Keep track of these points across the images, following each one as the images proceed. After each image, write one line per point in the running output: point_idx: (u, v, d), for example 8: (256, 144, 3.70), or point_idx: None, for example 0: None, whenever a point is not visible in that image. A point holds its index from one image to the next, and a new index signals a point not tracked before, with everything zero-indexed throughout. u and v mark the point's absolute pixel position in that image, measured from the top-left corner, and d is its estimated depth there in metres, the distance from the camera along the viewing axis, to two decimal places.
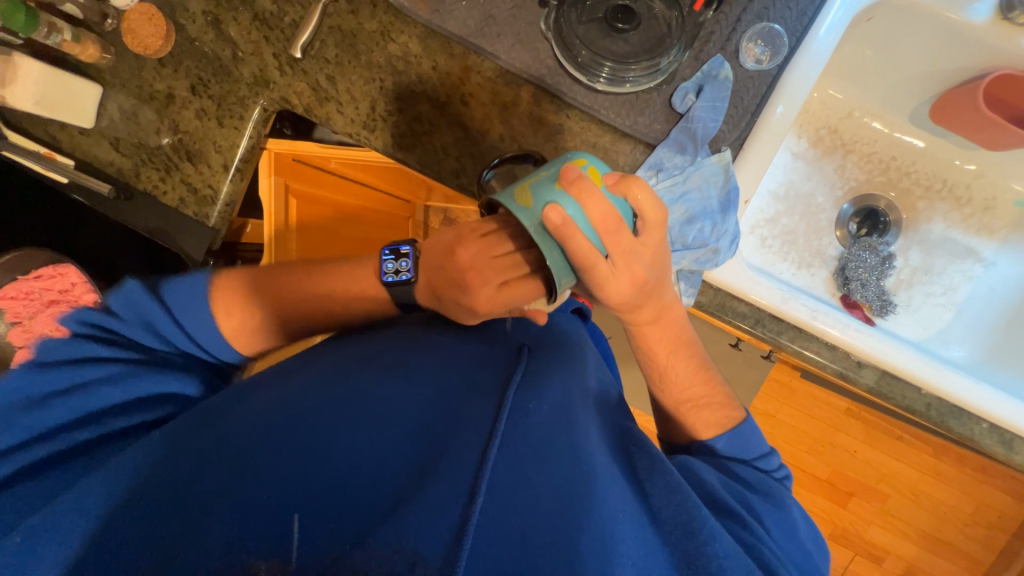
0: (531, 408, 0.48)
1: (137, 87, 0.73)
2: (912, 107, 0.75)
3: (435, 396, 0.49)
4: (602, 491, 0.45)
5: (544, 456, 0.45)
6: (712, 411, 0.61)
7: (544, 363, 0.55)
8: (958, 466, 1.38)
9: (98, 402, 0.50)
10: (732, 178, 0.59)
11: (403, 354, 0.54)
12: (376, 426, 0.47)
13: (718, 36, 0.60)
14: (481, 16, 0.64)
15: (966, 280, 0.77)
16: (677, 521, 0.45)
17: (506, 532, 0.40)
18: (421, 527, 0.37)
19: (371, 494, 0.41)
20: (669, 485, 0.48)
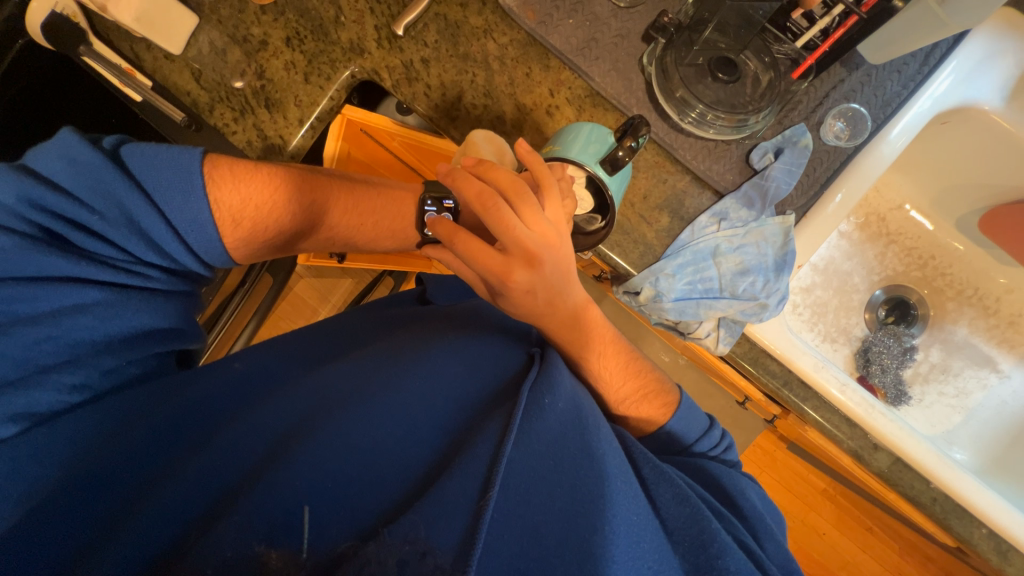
0: (546, 403, 0.46)
1: (233, 27, 0.74)
2: (961, 213, 0.79)
3: (464, 390, 0.49)
4: (615, 492, 0.43)
5: (559, 456, 0.44)
6: (649, 403, 0.59)
7: (552, 358, 0.53)
8: (919, 568, 1.39)
9: (76, 333, 0.42)
10: (790, 241, 0.62)
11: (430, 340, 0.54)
12: (406, 401, 0.46)
13: (804, 106, 0.63)
14: (585, 37, 0.66)
15: (980, 387, 0.79)
16: (686, 534, 0.44)
17: (523, 526, 0.40)
18: (441, 519, 0.37)
19: (395, 475, 0.41)
20: (679, 499, 0.45)
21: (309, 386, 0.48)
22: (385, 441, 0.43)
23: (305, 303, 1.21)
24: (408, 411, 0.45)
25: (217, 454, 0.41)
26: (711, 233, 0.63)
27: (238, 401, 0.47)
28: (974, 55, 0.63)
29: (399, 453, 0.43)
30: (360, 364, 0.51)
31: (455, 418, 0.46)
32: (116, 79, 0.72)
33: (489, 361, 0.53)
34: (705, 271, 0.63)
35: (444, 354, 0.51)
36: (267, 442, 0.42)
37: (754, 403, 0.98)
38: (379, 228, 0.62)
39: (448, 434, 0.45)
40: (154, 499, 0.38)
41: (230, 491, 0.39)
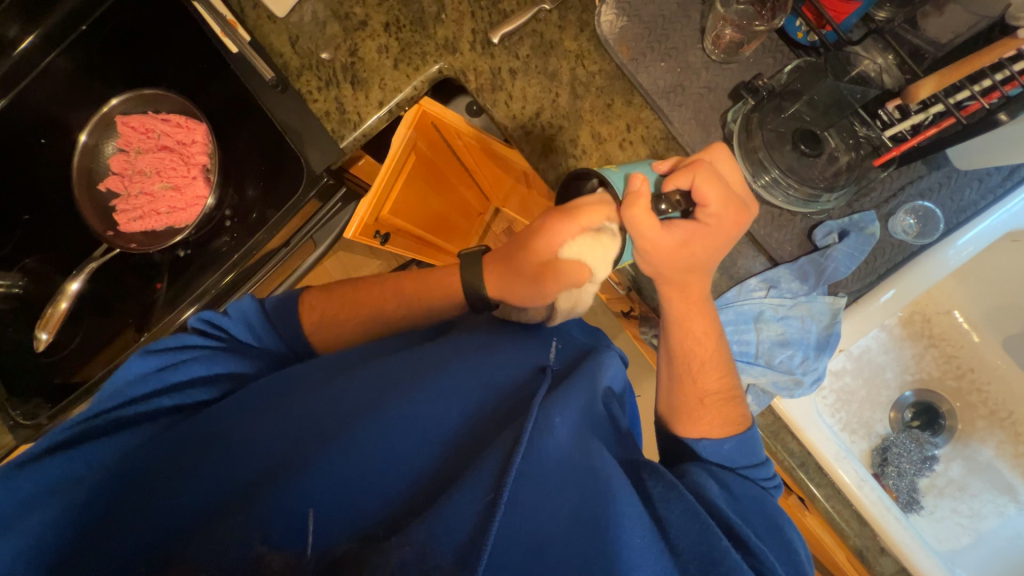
0: (556, 422, 0.46)
1: (337, 3, 0.76)
2: (1010, 333, 0.77)
3: (480, 399, 0.49)
4: (621, 511, 0.41)
5: (564, 480, 0.43)
6: (701, 421, 0.56)
7: (568, 379, 0.52)
8: None
9: (184, 376, 0.51)
10: (836, 324, 0.61)
11: (449, 348, 0.54)
12: (424, 404, 0.46)
13: (877, 194, 0.62)
14: (673, 82, 0.67)
15: (996, 512, 0.75)
16: (697, 554, 0.42)
17: (526, 548, 0.39)
18: (444, 521, 0.37)
19: (401, 477, 0.42)
20: (690, 513, 0.44)
21: (338, 378, 0.50)
22: (398, 443, 0.43)
23: (329, 276, 1.22)
24: (426, 413, 0.46)
25: (248, 431, 0.44)
26: (758, 297, 0.63)
27: (271, 387, 0.49)
28: None
29: (409, 456, 0.43)
30: (385, 365, 0.52)
31: (462, 426, 0.46)
32: (219, 29, 0.75)
33: (500, 374, 0.52)
34: (745, 335, 0.63)
35: (459, 362, 0.52)
36: (293, 428, 0.44)
37: None
38: (423, 291, 0.63)
39: (456, 440, 0.45)
40: (188, 486, 0.40)
41: (256, 478, 0.40)
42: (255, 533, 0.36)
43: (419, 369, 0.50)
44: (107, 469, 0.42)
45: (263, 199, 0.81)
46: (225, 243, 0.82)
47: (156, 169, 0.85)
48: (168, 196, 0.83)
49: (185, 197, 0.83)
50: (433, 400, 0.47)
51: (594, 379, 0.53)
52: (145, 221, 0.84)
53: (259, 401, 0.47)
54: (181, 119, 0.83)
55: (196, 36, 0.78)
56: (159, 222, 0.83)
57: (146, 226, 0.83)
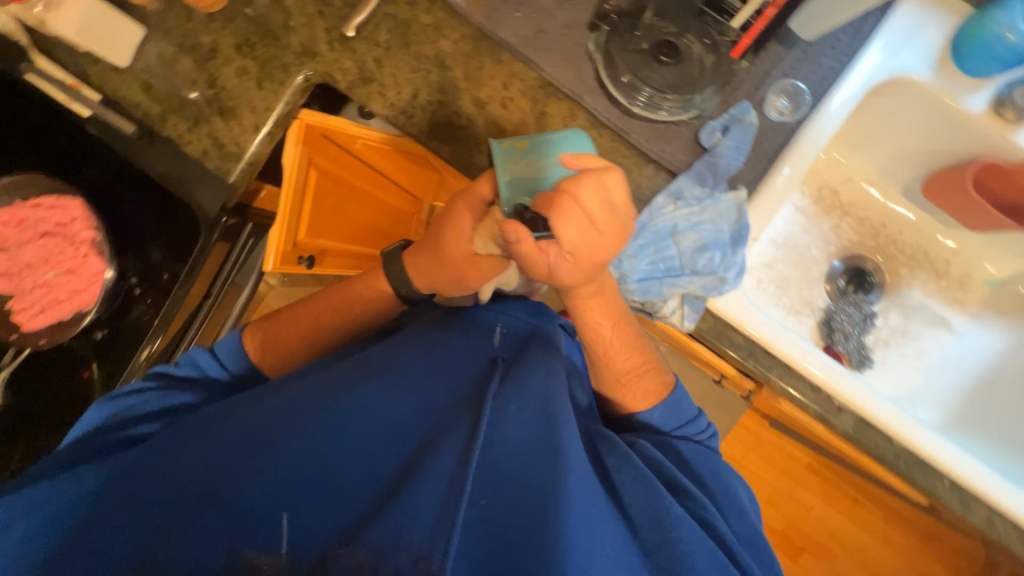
0: (511, 410, 0.47)
1: (181, 37, 0.73)
2: (905, 181, 0.81)
3: (432, 399, 0.49)
4: (575, 484, 0.43)
5: (523, 457, 0.45)
6: (627, 394, 0.62)
7: (521, 365, 0.53)
8: (896, 525, 1.52)
9: (137, 411, 0.56)
10: (743, 216, 0.63)
11: (393, 352, 0.53)
12: (373, 415, 0.46)
13: (747, 84, 0.65)
14: (533, 29, 0.68)
15: (938, 346, 0.82)
16: (650, 518, 0.45)
17: (492, 527, 0.41)
18: (409, 519, 0.38)
19: (357, 487, 0.42)
20: (644, 482, 0.47)
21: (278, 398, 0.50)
22: (353, 457, 0.44)
23: None
24: (376, 418, 0.46)
25: (207, 468, 0.45)
26: (668, 212, 0.65)
27: (222, 421, 0.49)
28: (903, 26, 0.66)
29: (362, 465, 0.44)
30: (331, 379, 0.51)
31: (418, 423, 0.47)
32: (64, 96, 0.70)
33: (451, 367, 0.52)
34: (665, 250, 0.65)
35: (405, 365, 0.52)
36: (250, 459, 0.44)
37: (729, 380, 1.00)
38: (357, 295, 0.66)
39: (415, 441, 0.45)
40: (151, 517, 0.43)
41: (214, 499, 0.43)
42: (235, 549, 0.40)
43: (364, 372, 0.50)
44: (57, 500, 0.46)
45: (170, 257, 0.78)
46: (143, 312, 0.78)
47: (43, 257, 0.80)
48: (65, 281, 0.79)
49: (83, 276, 0.79)
50: (382, 409, 0.47)
51: (551, 364, 0.53)
52: (48, 313, 0.78)
53: (213, 437, 0.47)
54: (54, 200, 0.78)
55: (44, 109, 0.73)
56: (64, 310, 0.79)
57: (50, 317, 0.78)
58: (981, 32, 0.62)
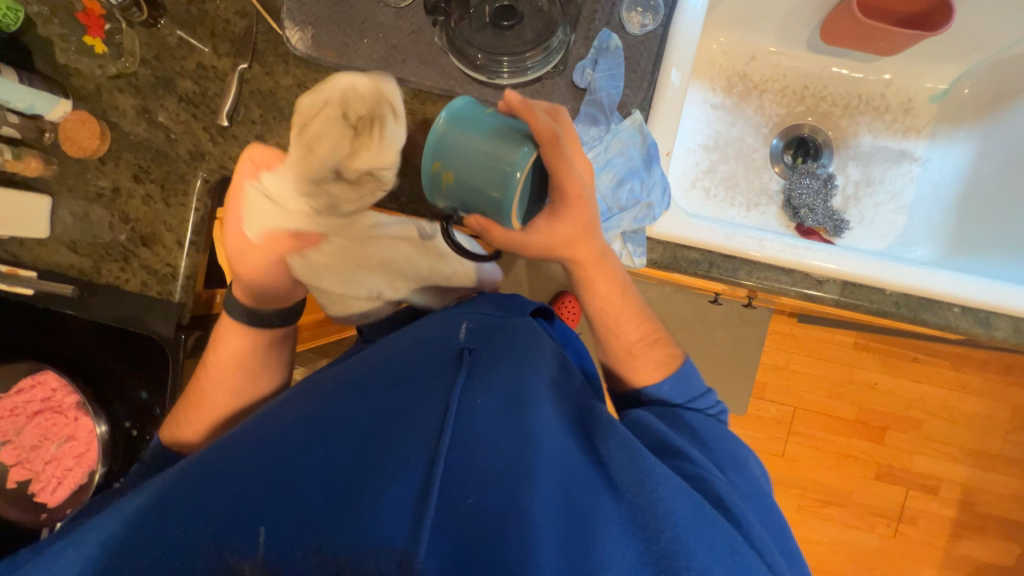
0: (480, 402, 0.46)
1: (85, 189, 0.76)
2: (806, 36, 0.78)
3: (395, 401, 0.48)
4: (545, 466, 0.43)
5: (495, 439, 0.44)
6: (648, 374, 0.61)
7: (489, 359, 0.52)
8: (966, 370, 1.45)
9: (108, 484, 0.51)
10: (647, 137, 0.62)
11: (350, 372, 0.52)
12: (335, 428, 0.45)
13: (601, 13, 0.64)
14: (384, 48, 0.68)
15: (910, 181, 0.79)
16: (629, 478, 0.44)
17: (465, 513, 0.39)
18: (382, 517, 0.37)
19: (323, 499, 0.40)
20: (627, 446, 0.46)
21: (245, 429, 0.48)
22: (309, 472, 0.41)
23: None
24: (344, 426, 0.45)
25: (173, 503, 0.42)
26: None
27: (199, 457, 0.46)
28: None
29: (321, 477, 0.41)
30: (290, 405, 0.50)
31: (381, 425, 0.45)
32: (4, 285, 0.74)
33: (415, 367, 0.52)
34: None
35: (363, 377, 0.51)
36: (216, 486, 0.42)
37: (726, 295, 0.97)
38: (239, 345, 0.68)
39: (377, 441, 0.44)
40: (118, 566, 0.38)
41: (176, 525, 0.40)
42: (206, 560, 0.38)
43: (323, 393, 0.49)
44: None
45: (154, 391, 0.81)
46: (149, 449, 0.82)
47: (44, 435, 0.84)
48: (69, 449, 0.82)
49: (82, 438, 0.82)
50: (343, 420, 0.45)
51: (529, 351, 0.55)
52: (65, 484, 0.82)
53: (181, 474, 0.45)
54: (31, 379, 0.81)
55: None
56: (77, 476, 0.82)
57: (69, 486, 0.82)
58: None
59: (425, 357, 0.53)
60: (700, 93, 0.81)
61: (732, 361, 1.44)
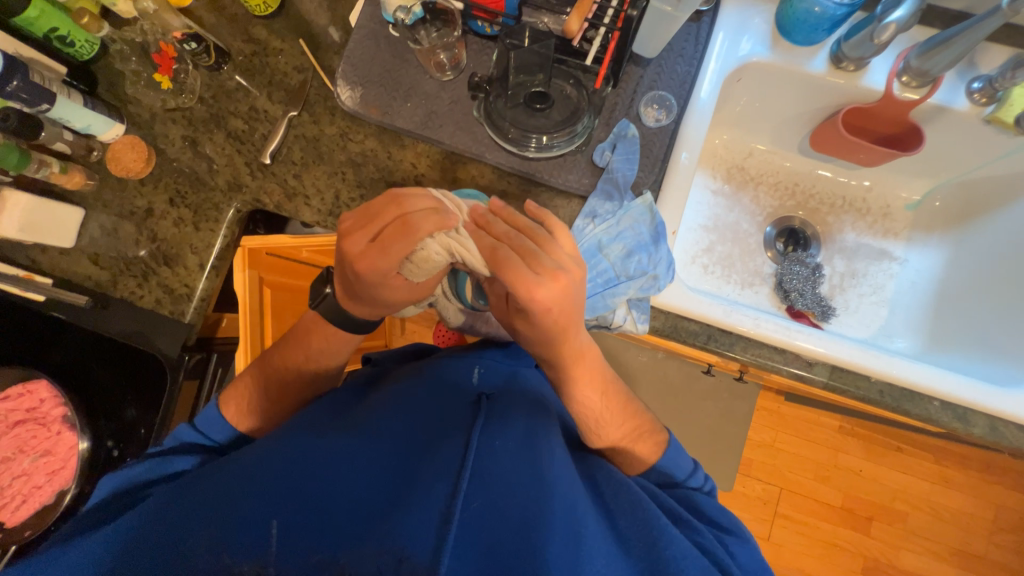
0: (498, 443, 0.49)
1: (119, 206, 0.79)
2: (798, 143, 0.88)
3: (416, 437, 0.50)
4: (560, 508, 0.45)
5: (514, 478, 0.46)
6: (644, 441, 0.61)
7: (506, 405, 0.55)
8: (949, 465, 1.46)
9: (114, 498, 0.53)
10: (656, 216, 0.68)
11: (373, 405, 0.55)
12: (357, 456, 0.47)
13: (621, 105, 0.72)
14: (424, 112, 0.75)
15: (890, 277, 0.86)
16: (640, 535, 0.46)
17: (484, 543, 0.40)
18: (407, 529, 0.39)
19: (349, 518, 0.41)
20: (633, 501, 0.50)
21: (265, 449, 0.50)
22: (335, 496, 0.43)
23: None
24: (369, 451, 0.48)
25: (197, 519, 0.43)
26: (589, 231, 0.70)
27: (223, 469, 0.48)
28: (733, 21, 0.75)
29: (346, 501, 0.43)
30: (311, 432, 0.52)
31: (403, 458, 0.47)
32: (17, 289, 0.74)
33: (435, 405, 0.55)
34: (597, 266, 0.69)
35: (385, 409, 0.53)
36: (240, 500, 0.43)
37: (719, 367, 1.01)
38: (309, 347, 0.66)
39: (398, 472, 0.46)
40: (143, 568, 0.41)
41: (197, 538, 0.41)
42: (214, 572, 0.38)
43: (348, 425, 0.52)
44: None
45: (142, 410, 0.80)
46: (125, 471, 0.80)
47: (19, 447, 0.81)
48: (43, 464, 0.80)
49: (59, 454, 0.80)
50: (365, 450, 0.48)
51: (540, 403, 0.58)
52: (30, 501, 0.78)
53: (207, 484, 0.46)
54: (22, 387, 0.81)
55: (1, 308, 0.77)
56: (44, 495, 0.79)
57: (34, 505, 0.78)
58: (794, 10, 0.70)
59: (441, 401, 0.55)
60: (704, 180, 0.90)
61: (719, 433, 1.44)
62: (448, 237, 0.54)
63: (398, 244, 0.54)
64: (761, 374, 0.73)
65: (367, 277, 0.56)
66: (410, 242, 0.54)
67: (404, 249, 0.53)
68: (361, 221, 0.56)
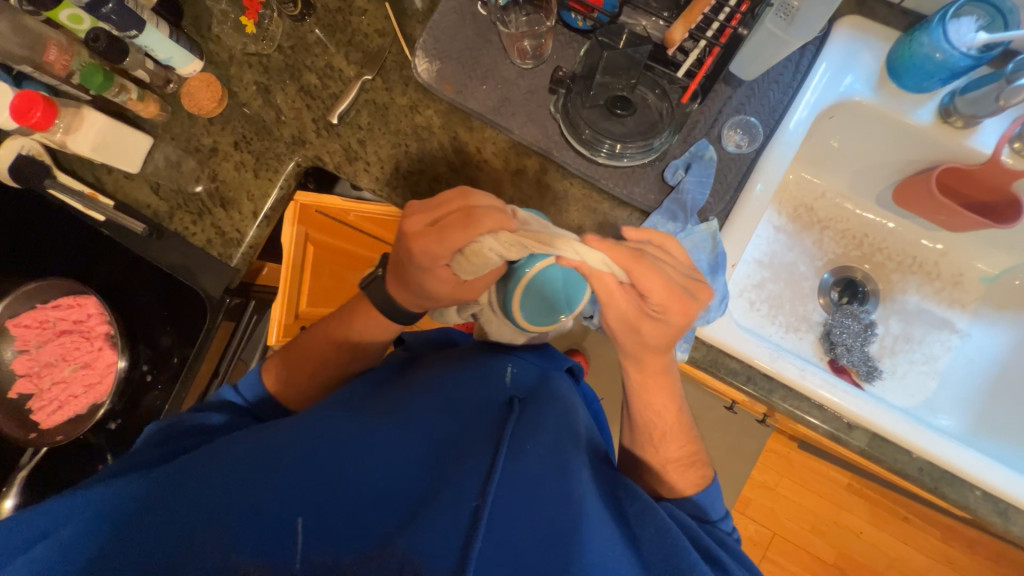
0: (527, 450, 0.48)
1: (185, 141, 0.80)
2: (877, 192, 0.83)
3: (446, 433, 0.50)
4: (588, 527, 0.42)
5: (540, 491, 0.45)
6: (663, 467, 0.60)
7: (537, 411, 0.54)
8: (955, 546, 1.41)
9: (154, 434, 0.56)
10: (719, 245, 0.65)
11: (407, 393, 0.55)
12: (388, 443, 0.48)
13: (703, 124, 0.69)
14: (498, 98, 0.73)
15: (946, 349, 0.81)
16: (665, 561, 0.43)
17: (508, 556, 0.39)
18: (434, 531, 0.39)
19: (377, 512, 0.42)
20: (660, 527, 0.46)
21: (301, 420, 0.51)
22: (366, 486, 0.44)
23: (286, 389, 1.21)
24: (401, 443, 0.48)
25: (228, 473, 0.45)
26: None
27: (258, 432, 0.50)
28: (839, 54, 0.70)
29: (376, 493, 0.44)
30: (344, 410, 0.52)
31: (434, 455, 0.48)
32: (81, 206, 0.77)
33: (467, 401, 0.54)
34: None
35: (418, 398, 0.54)
36: (275, 476, 0.44)
37: (742, 405, 0.98)
38: (349, 328, 0.67)
39: (427, 470, 0.46)
40: (174, 517, 0.42)
41: (232, 509, 0.42)
42: (247, 541, 0.40)
43: (381, 410, 0.52)
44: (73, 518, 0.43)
45: (178, 342, 0.83)
46: (155, 397, 0.83)
47: (62, 355, 0.86)
48: (81, 375, 0.84)
49: (98, 369, 0.84)
50: (396, 438, 0.48)
51: (571, 410, 0.57)
52: (66, 408, 0.83)
53: (244, 448, 0.47)
54: (71, 299, 0.84)
55: (67, 220, 0.80)
56: (78, 405, 0.83)
57: (68, 413, 0.83)
58: (911, 52, 0.66)
59: (473, 394, 0.55)
60: (768, 213, 0.86)
61: (723, 467, 1.42)
62: (509, 234, 0.52)
63: (456, 233, 0.54)
64: (793, 425, 0.70)
65: (424, 259, 0.57)
66: (470, 233, 0.54)
67: (461, 236, 0.54)
68: (427, 205, 0.58)
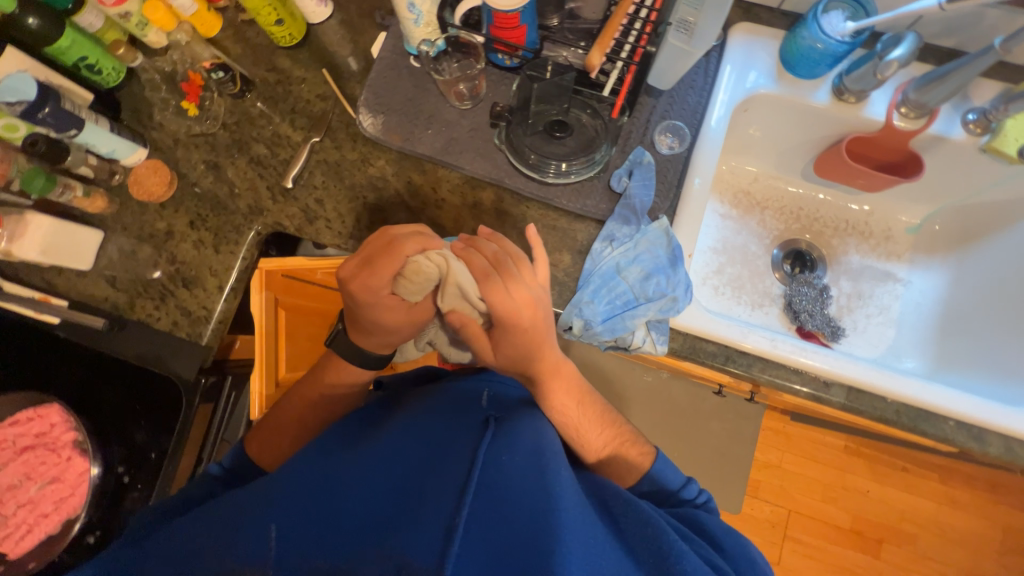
0: (505, 459, 0.47)
1: (138, 229, 0.79)
2: (801, 168, 0.92)
3: (424, 455, 0.49)
4: (566, 527, 0.41)
5: (519, 493, 0.43)
6: (631, 449, 0.64)
7: (514, 422, 0.54)
8: (955, 486, 1.46)
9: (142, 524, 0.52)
10: (672, 239, 0.70)
11: (383, 432, 0.54)
12: (367, 475, 0.47)
13: (636, 133, 0.76)
14: (445, 140, 0.77)
15: (895, 298, 0.88)
16: (650, 556, 0.44)
17: (488, 560, 0.38)
18: (411, 540, 0.37)
19: (353, 534, 0.40)
20: (642, 521, 0.47)
21: (286, 475, 0.49)
22: (342, 513, 0.43)
23: None
24: (379, 472, 0.47)
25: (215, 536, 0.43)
26: (608, 254, 0.71)
27: (251, 492, 0.48)
28: (739, 56, 0.79)
29: (352, 517, 0.42)
30: (320, 457, 0.51)
31: (411, 476, 0.46)
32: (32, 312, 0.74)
33: (443, 424, 0.54)
34: (616, 288, 0.70)
35: (394, 432, 0.53)
36: (249, 530, 0.42)
37: (728, 387, 1.02)
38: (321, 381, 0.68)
39: (405, 487, 0.45)
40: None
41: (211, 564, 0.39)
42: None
43: (356, 451, 0.51)
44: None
45: (155, 435, 0.80)
46: (135, 498, 0.79)
47: (27, 473, 0.81)
48: (51, 492, 0.80)
49: (69, 480, 0.80)
50: (374, 470, 0.47)
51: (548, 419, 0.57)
52: (34, 532, 0.78)
53: (232, 510, 0.46)
54: (32, 412, 0.81)
55: (19, 328, 0.77)
56: (49, 525, 0.78)
57: (38, 535, 0.77)
58: (798, 46, 0.75)
59: (456, 418, 0.55)
60: (712, 204, 0.93)
61: (725, 454, 1.44)
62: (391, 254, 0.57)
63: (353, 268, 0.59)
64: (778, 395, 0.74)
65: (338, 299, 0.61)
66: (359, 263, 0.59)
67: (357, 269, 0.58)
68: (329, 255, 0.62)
